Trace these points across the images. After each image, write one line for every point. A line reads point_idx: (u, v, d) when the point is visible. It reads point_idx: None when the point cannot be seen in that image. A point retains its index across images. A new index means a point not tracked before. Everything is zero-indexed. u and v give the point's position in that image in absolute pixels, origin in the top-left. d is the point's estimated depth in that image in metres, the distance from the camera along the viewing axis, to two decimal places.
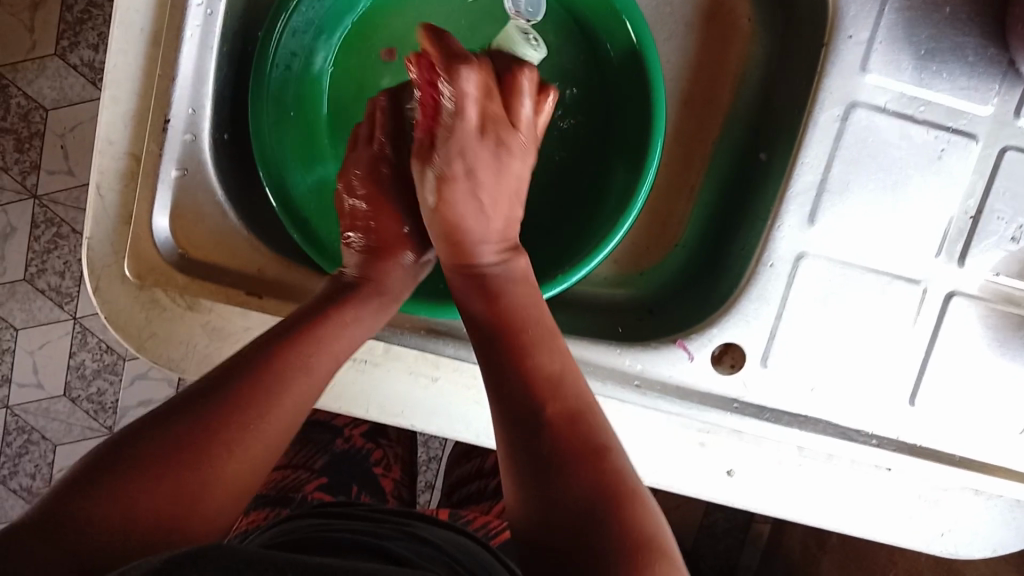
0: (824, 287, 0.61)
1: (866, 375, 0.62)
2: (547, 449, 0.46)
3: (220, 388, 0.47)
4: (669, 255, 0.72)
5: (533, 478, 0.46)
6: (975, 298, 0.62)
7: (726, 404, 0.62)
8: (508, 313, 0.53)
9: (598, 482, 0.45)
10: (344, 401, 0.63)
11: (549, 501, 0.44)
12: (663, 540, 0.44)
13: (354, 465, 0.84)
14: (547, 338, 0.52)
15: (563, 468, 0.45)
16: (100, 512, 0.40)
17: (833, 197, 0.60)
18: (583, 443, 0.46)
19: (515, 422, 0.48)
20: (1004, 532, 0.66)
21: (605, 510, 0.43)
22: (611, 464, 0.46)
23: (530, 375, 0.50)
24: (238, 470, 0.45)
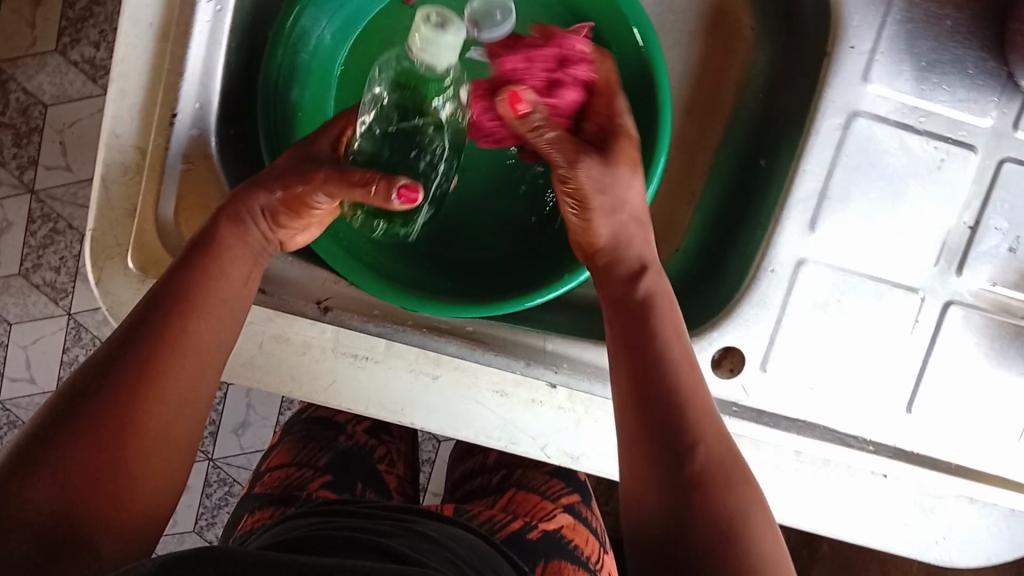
0: (824, 293, 0.62)
1: (864, 382, 0.63)
2: (689, 470, 0.48)
3: (131, 345, 0.47)
4: (668, 259, 0.72)
5: (657, 485, 0.48)
6: (972, 307, 0.63)
7: (725, 407, 0.62)
8: (663, 350, 0.52)
9: (730, 509, 0.47)
10: (344, 398, 0.63)
11: (688, 508, 0.47)
12: (779, 558, 0.46)
13: (357, 461, 0.83)
14: (699, 388, 0.51)
15: (703, 490, 0.47)
16: (43, 485, 0.42)
17: (834, 204, 0.61)
18: (722, 471, 0.48)
19: (654, 433, 0.49)
20: (995, 540, 0.66)
21: (727, 535, 0.46)
22: (741, 488, 0.48)
23: (677, 427, 0.49)
24: (160, 418, 0.46)
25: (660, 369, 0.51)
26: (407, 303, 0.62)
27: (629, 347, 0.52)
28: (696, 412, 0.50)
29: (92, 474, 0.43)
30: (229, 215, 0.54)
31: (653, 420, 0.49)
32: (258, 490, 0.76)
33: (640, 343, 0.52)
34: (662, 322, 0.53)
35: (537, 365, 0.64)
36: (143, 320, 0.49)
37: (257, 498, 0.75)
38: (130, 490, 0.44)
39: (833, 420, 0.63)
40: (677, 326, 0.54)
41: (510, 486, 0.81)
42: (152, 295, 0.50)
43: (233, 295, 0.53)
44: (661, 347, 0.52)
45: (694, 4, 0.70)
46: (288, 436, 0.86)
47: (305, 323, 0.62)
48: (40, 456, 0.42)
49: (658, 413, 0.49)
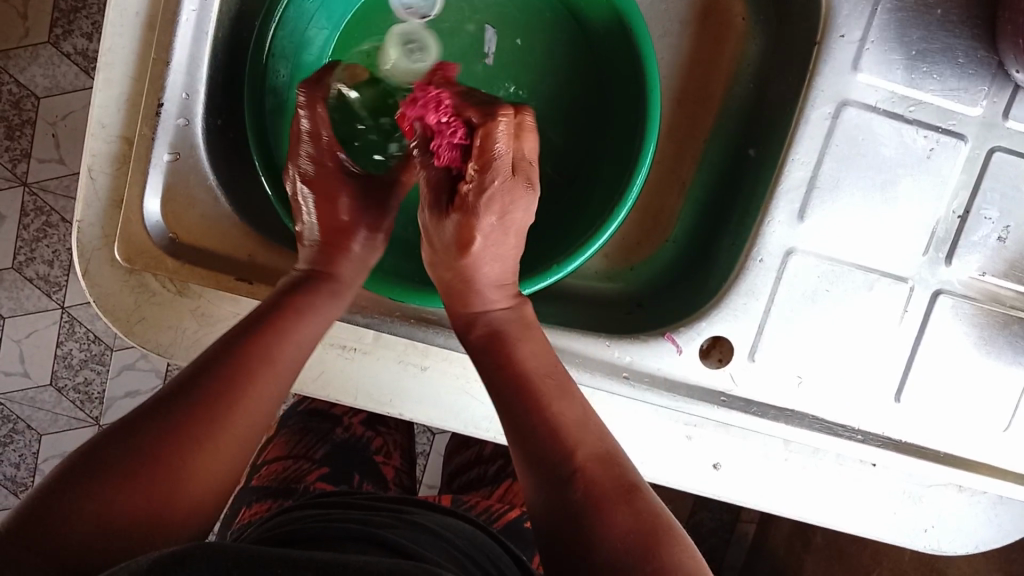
0: (813, 283, 0.62)
1: (853, 371, 0.63)
2: (578, 494, 0.45)
3: (198, 383, 0.46)
4: (659, 250, 0.72)
5: (546, 519, 0.46)
6: (961, 296, 0.62)
7: (713, 397, 0.62)
8: (529, 369, 0.52)
9: (632, 522, 0.44)
10: (333, 389, 0.63)
11: (582, 542, 0.43)
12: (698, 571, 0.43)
13: (354, 454, 0.83)
14: (569, 394, 0.51)
15: (595, 510, 0.44)
16: (92, 510, 0.39)
17: (824, 194, 0.61)
18: (606, 487, 0.45)
19: (535, 470, 0.48)
20: (984, 529, 0.67)
21: (644, 554, 0.42)
22: (642, 501, 0.45)
23: (557, 453, 0.47)
24: (223, 454, 0.45)
25: (530, 404, 0.50)
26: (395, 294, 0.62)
27: (511, 388, 0.51)
28: (574, 440, 0.48)
29: (150, 502, 0.41)
30: (330, 284, 0.58)
31: (536, 458, 0.48)
32: (255, 482, 0.76)
33: (514, 382, 0.51)
34: (532, 359, 0.53)
35: None
36: (210, 360, 0.48)
37: (254, 490, 0.75)
38: (177, 526, 0.42)
39: (823, 409, 0.63)
40: (545, 358, 0.53)
41: (507, 476, 0.81)
42: (224, 339, 0.50)
43: (306, 340, 0.53)
44: (530, 381, 0.51)
45: None
46: (284, 428, 0.85)
47: None
48: (96, 482, 0.40)
49: (536, 448, 0.48)
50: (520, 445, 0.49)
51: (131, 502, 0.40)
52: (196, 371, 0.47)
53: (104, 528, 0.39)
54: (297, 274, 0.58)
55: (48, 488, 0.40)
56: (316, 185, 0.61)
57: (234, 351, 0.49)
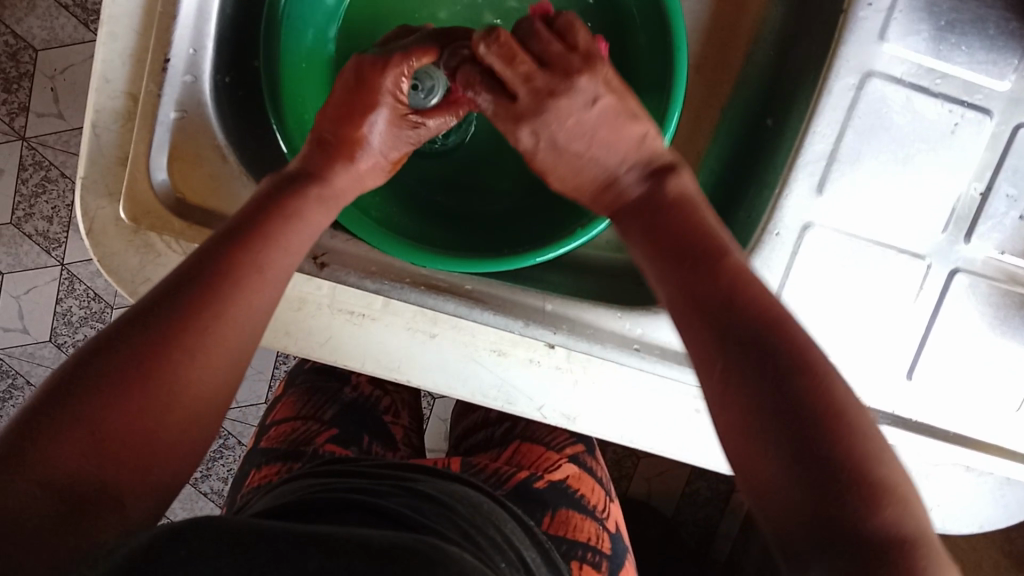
0: (828, 257, 0.61)
1: (865, 346, 0.62)
2: (771, 357, 0.42)
3: (176, 297, 0.45)
4: None
5: (749, 402, 0.41)
6: (978, 274, 0.62)
7: None
8: (718, 258, 0.48)
9: (809, 382, 0.41)
10: (340, 354, 0.62)
11: (756, 380, 0.42)
12: (889, 480, 0.39)
13: (364, 412, 0.83)
14: (747, 264, 0.48)
15: (787, 367, 0.41)
16: (71, 440, 0.39)
17: (843, 167, 0.60)
18: (830, 397, 0.40)
19: (728, 342, 0.44)
20: (990, 510, 0.67)
21: (816, 413, 0.40)
22: (821, 370, 0.42)
23: (739, 324, 0.44)
24: (203, 379, 0.44)
25: (783, 350, 0.42)
26: (408, 255, 0.61)
27: (687, 267, 0.48)
28: (733, 287, 0.46)
29: (128, 430, 0.41)
30: (322, 189, 0.55)
31: (728, 330, 0.44)
32: (264, 444, 0.76)
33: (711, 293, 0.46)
34: (722, 250, 0.48)
35: (536, 324, 0.63)
36: (187, 271, 0.46)
37: (262, 453, 0.75)
38: (160, 452, 0.42)
39: None
40: (735, 255, 0.48)
41: (514, 437, 0.81)
42: (201, 251, 0.48)
43: (294, 250, 0.51)
44: (734, 289, 0.46)
45: None
46: (292, 388, 0.85)
47: (301, 278, 0.61)
48: (74, 403, 0.40)
49: (749, 358, 0.42)
50: (724, 354, 0.43)
51: (109, 431, 0.40)
52: (174, 286, 0.45)
53: (83, 461, 0.39)
54: (292, 172, 0.56)
55: (25, 410, 0.40)
56: (354, 105, 0.58)
57: (215, 266, 0.47)
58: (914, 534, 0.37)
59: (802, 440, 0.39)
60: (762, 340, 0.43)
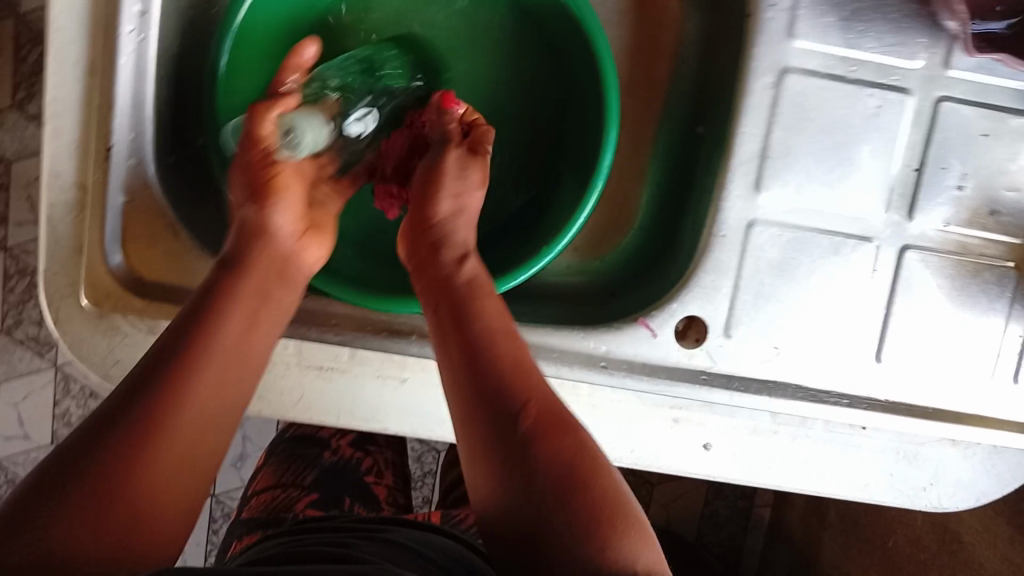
0: (778, 251, 0.62)
1: (830, 335, 0.63)
2: (524, 430, 0.48)
3: (160, 365, 0.47)
4: (627, 237, 0.72)
5: (515, 479, 0.47)
6: (928, 249, 0.62)
7: (694, 376, 0.63)
8: (485, 327, 0.53)
9: (570, 454, 0.48)
10: (314, 411, 0.64)
11: (527, 468, 0.47)
12: (628, 501, 0.48)
13: (344, 479, 0.83)
14: (512, 334, 0.54)
15: (538, 442, 0.48)
16: (64, 524, 0.40)
17: (776, 163, 0.61)
18: (579, 459, 0.48)
19: (490, 412, 0.49)
20: (983, 480, 0.67)
21: (570, 481, 0.46)
22: (577, 437, 0.49)
23: (505, 395, 0.50)
24: (199, 414, 0.46)
25: (530, 425, 0.48)
26: (365, 303, 0.61)
27: (468, 342, 0.53)
28: (504, 358, 0.52)
29: (146, 473, 0.43)
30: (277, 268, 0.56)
31: (495, 394, 0.50)
32: (244, 515, 0.77)
33: (487, 360, 0.51)
34: (493, 322, 0.54)
35: None
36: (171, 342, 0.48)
37: (243, 523, 0.76)
38: (156, 525, 0.43)
39: (802, 379, 0.63)
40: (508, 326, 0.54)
41: None
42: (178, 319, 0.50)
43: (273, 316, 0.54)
44: (505, 368, 0.51)
45: None
46: (271, 458, 0.85)
47: None
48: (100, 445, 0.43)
49: (508, 418, 0.49)
50: (491, 427, 0.49)
51: (113, 508, 0.41)
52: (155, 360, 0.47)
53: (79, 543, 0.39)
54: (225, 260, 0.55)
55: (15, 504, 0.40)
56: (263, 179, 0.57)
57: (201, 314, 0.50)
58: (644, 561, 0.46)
59: (560, 503, 0.46)
60: (519, 416, 0.49)
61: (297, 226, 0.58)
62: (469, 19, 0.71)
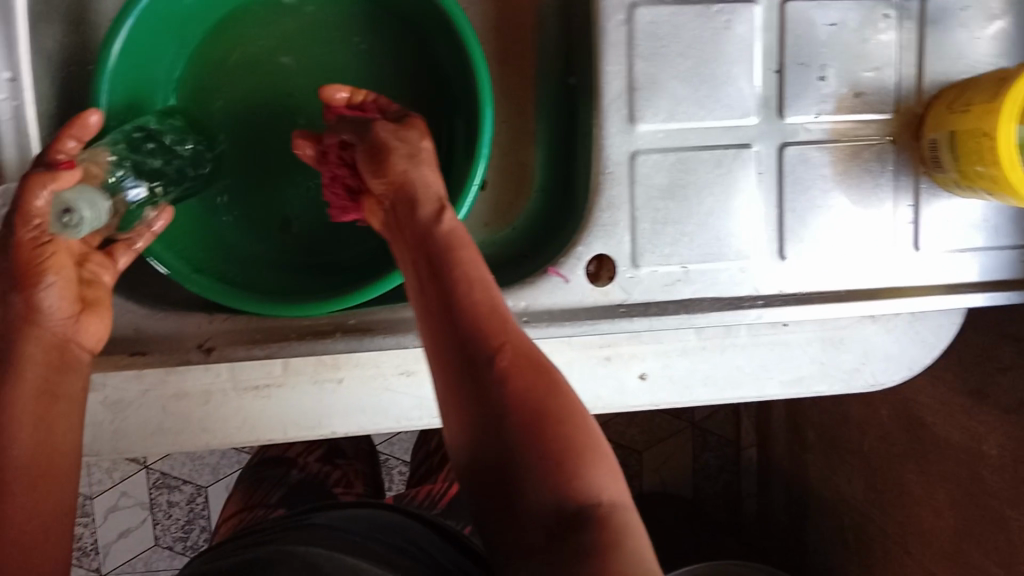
0: (665, 175, 0.64)
1: (734, 243, 0.65)
2: (494, 378, 0.48)
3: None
4: (531, 201, 0.74)
5: (489, 429, 0.48)
6: (805, 143, 0.65)
7: (613, 312, 0.65)
8: (457, 267, 0.51)
9: (537, 400, 0.48)
10: (260, 430, 0.65)
11: (497, 415, 0.48)
12: (599, 440, 0.49)
13: (309, 492, 0.86)
14: (482, 268, 0.52)
15: (506, 391, 0.48)
16: None
17: (644, 94, 0.64)
18: (548, 404, 0.48)
19: (461, 362, 0.49)
20: (912, 349, 0.70)
21: (540, 428, 0.47)
22: (549, 381, 0.49)
23: (476, 340, 0.49)
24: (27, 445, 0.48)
25: (500, 376, 0.48)
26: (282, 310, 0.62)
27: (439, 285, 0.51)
28: (477, 299, 0.50)
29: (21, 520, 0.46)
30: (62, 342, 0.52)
31: (468, 342, 0.49)
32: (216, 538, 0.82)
33: (456, 305, 0.50)
34: (469, 262, 0.51)
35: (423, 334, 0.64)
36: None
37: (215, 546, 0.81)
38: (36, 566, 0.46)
39: (717, 292, 0.66)
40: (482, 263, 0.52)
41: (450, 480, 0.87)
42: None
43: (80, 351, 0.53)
44: (478, 312, 0.50)
45: None
46: (242, 482, 0.89)
47: (199, 372, 0.64)
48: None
49: (477, 368, 0.48)
50: (462, 378, 0.49)
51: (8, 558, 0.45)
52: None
53: None
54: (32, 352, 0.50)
55: None
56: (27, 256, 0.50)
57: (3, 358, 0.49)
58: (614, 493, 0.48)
59: (529, 452, 0.47)
60: (491, 364, 0.48)
61: (79, 293, 0.53)
62: (328, 23, 0.72)
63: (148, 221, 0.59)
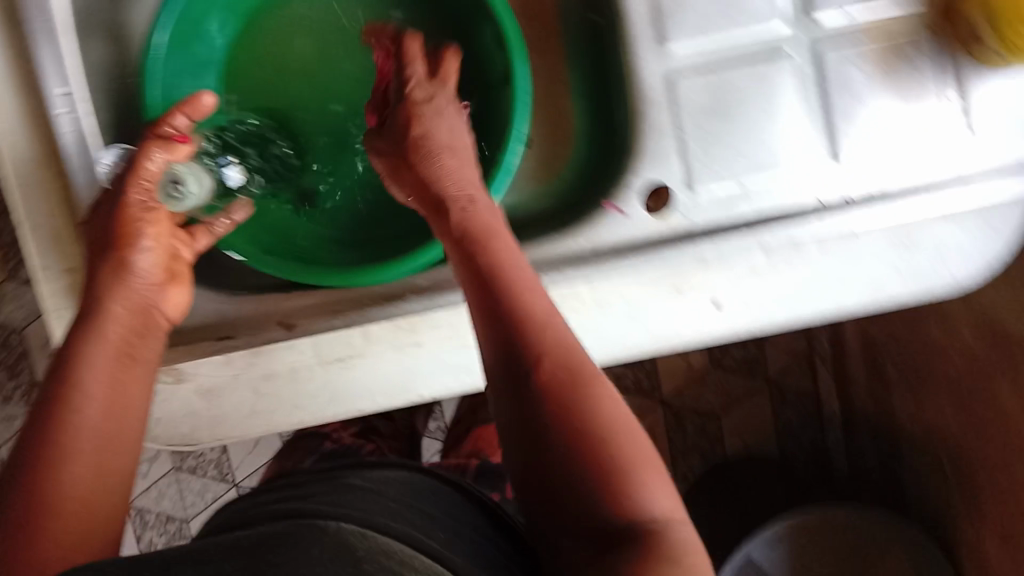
0: (705, 96, 0.66)
1: (783, 154, 0.66)
2: (534, 389, 0.46)
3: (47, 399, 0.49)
4: (575, 146, 0.76)
5: (530, 453, 0.45)
6: (841, 42, 0.65)
7: (675, 238, 0.66)
8: (505, 276, 0.52)
9: (584, 415, 0.45)
10: (350, 400, 0.67)
11: (538, 434, 0.45)
12: (653, 460, 0.46)
13: None
14: (530, 282, 0.52)
15: (550, 407, 0.46)
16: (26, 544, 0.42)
17: (671, 18, 0.65)
18: (591, 418, 0.45)
19: (504, 370, 0.48)
20: (995, 244, 0.68)
21: (587, 448, 0.44)
22: (596, 393, 0.47)
23: (518, 350, 0.48)
24: (100, 415, 0.49)
25: (541, 386, 0.46)
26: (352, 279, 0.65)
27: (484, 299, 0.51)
28: (521, 310, 0.50)
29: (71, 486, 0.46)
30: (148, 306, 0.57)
31: (512, 351, 0.48)
32: None
33: (496, 317, 0.49)
34: (512, 276, 0.52)
35: None
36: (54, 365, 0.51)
37: None
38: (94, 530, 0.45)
39: (777, 202, 0.66)
40: (530, 276, 0.53)
41: None
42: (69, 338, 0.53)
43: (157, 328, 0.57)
44: (520, 318, 0.49)
45: None
46: None
47: (283, 351, 0.66)
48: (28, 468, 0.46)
49: (520, 380, 0.47)
50: (508, 391, 0.48)
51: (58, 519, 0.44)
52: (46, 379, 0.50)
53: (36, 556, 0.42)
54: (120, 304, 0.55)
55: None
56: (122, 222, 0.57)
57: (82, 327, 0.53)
58: (663, 511, 0.44)
59: (574, 476, 0.43)
60: (532, 374, 0.47)
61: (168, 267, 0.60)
62: None
63: (231, 209, 0.66)
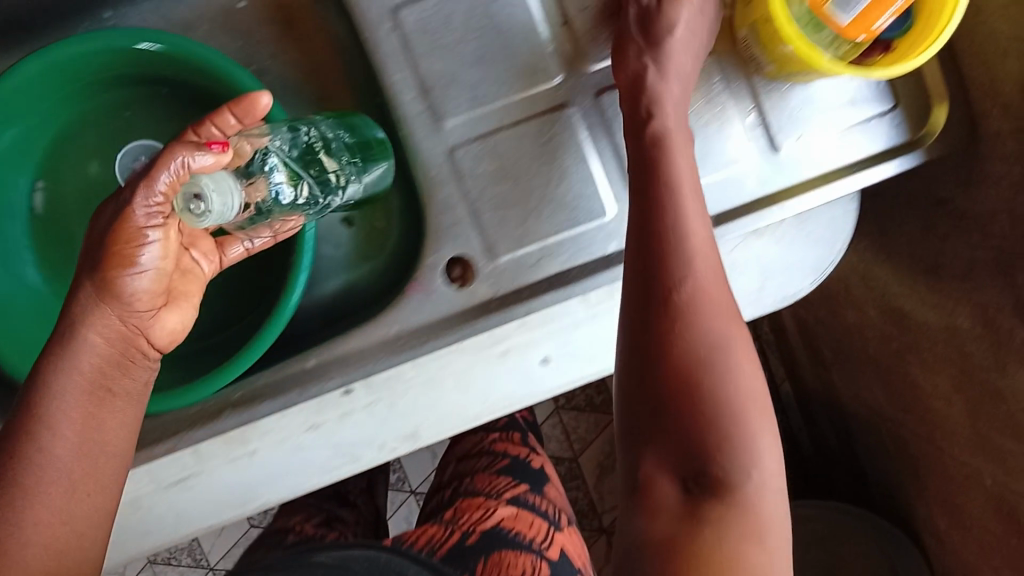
0: (490, 159, 0.64)
1: (580, 205, 0.64)
2: (666, 367, 0.49)
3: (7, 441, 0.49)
4: (389, 218, 0.74)
5: (650, 406, 0.49)
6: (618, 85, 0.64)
7: (484, 308, 0.64)
8: (658, 229, 0.52)
9: (712, 400, 0.48)
10: (198, 518, 0.68)
11: (661, 413, 0.48)
12: (750, 460, 0.47)
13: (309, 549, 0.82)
14: (700, 244, 0.52)
15: (679, 376, 0.48)
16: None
17: (439, 90, 0.64)
18: (726, 402, 0.48)
19: (641, 328, 0.50)
20: (815, 253, 0.68)
21: (695, 421, 0.48)
22: (719, 368, 0.49)
23: (667, 313, 0.50)
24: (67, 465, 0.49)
25: (672, 359, 0.49)
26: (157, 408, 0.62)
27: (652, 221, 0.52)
28: (678, 259, 0.51)
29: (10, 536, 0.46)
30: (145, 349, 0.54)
31: (642, 318, 0.50)
32: None
33: (652, 276, 0.51)
34: (674, 229, 0.52)
35: (309, 386, 0.64)
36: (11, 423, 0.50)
37: None
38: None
39: (587, 255, 0.64)
40: (700, 222, 0.53)
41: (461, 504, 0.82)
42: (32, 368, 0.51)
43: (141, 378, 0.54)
44: (678, 282, 0.50)
45: (261, 18, 0.75)
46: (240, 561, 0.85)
47: None
48: None
49: (659, 351, 0.49)
50: (632, 356, 0.50)
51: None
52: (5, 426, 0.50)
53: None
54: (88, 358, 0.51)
55: None
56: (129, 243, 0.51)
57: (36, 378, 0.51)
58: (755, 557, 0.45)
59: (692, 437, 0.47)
60: (680, 341, 0.49)
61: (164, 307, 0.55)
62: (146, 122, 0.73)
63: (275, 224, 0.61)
